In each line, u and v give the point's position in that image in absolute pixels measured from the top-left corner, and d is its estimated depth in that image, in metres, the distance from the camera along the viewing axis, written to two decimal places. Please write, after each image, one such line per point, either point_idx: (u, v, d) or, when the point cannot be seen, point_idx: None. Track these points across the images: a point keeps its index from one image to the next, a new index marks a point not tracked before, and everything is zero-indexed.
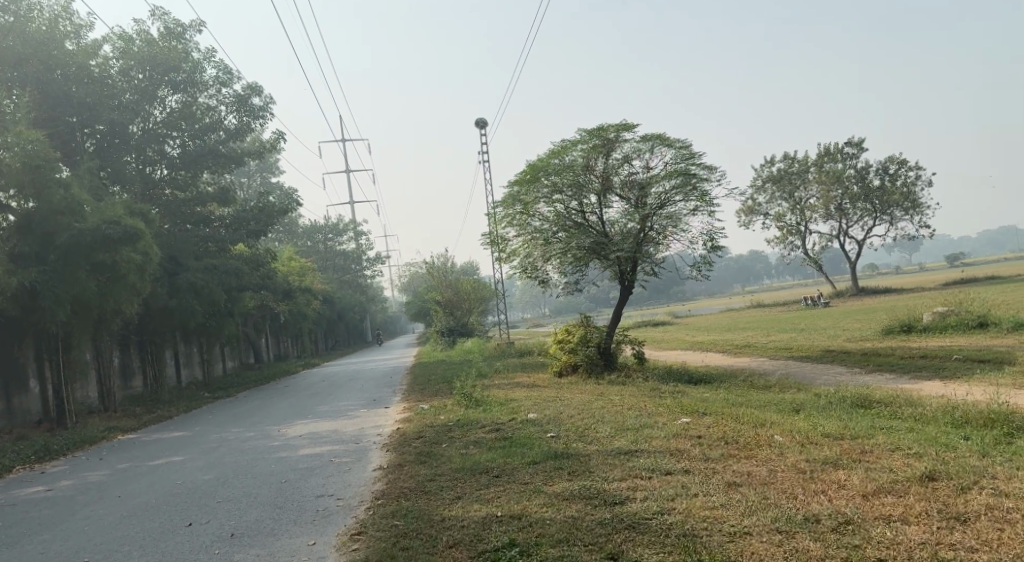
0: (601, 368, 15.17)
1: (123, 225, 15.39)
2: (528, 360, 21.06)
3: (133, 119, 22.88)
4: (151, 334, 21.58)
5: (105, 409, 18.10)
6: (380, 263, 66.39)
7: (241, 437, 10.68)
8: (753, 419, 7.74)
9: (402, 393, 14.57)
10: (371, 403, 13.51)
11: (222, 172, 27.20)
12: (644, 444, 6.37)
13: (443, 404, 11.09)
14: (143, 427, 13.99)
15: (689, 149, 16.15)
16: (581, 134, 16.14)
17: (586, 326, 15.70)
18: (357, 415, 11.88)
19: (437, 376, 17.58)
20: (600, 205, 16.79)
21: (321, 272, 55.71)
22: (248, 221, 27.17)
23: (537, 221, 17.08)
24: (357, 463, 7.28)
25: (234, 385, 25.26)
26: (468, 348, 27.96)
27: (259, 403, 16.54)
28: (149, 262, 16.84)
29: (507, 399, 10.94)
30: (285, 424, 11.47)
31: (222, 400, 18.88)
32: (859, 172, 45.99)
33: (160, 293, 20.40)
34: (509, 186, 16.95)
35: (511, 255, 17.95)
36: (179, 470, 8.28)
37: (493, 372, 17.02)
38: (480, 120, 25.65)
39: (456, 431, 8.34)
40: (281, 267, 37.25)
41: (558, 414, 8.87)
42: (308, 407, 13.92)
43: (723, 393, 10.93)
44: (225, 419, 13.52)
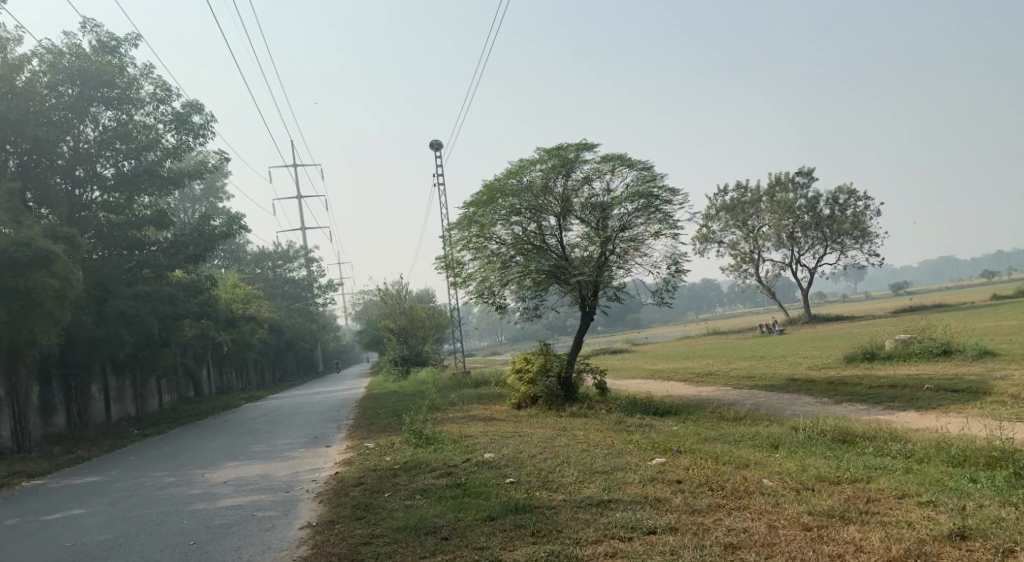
0: (561, 399, 14.31)
1: (35, 247, 14.20)
2: (484, 390, 20.11)
3: (61, 137, 21.41)
4: (75, 367, 19.96)
5: (19, 449, 16.47)
6: (331, 291, 64.68)
7: (159, 483, 9.48)
8: (735, 458, 6.96)
9: (347, 430, 13.47)
10: (312, 442, 12.39)
11: (160, 194, 25.73)
12: (618, 492, 5.53)
13: (390, 443, 10.08)
14: (54, 470, 12.57)
15: (650, 170, 15.59)
16: (539, 154, 15.50)
17: (545, 355, 14.88)
18: (295, 455, 10.76)
19: (386, 409, 16.48)
20: (559, 227, 16.10)
21: (268, 300, 53.85)
22: (187, 246, 25.71)
23: (494, 243, 16.30)
24: (282, 519, 6.24)
25: (169, 420, 23.61)
26: (422, 378, 26.84)
27: (190, 441, 15.19)
28: (70, 288, 15.48)
29: (460, 436, 9.98)
30: (212, 467, 10.30)
31: (151, 438, 17.40)
32: (810, 202, 46.59)
33: (86, 322, 18.88)
34: (465, 207, 16.16)
35: (466, 279, 17.08)
36: (76, 526, 7.11)
37: (447, 405, 16.01)
38: (433, 142, 24.89)
39: (400, 476, 7.36)
40: (225, 294, 35.64)
41: (518, 454, 7.97)
42: (242, 447, 12.69)
43: (694, 428, 10.17)
44: (148, 461, 12.21)
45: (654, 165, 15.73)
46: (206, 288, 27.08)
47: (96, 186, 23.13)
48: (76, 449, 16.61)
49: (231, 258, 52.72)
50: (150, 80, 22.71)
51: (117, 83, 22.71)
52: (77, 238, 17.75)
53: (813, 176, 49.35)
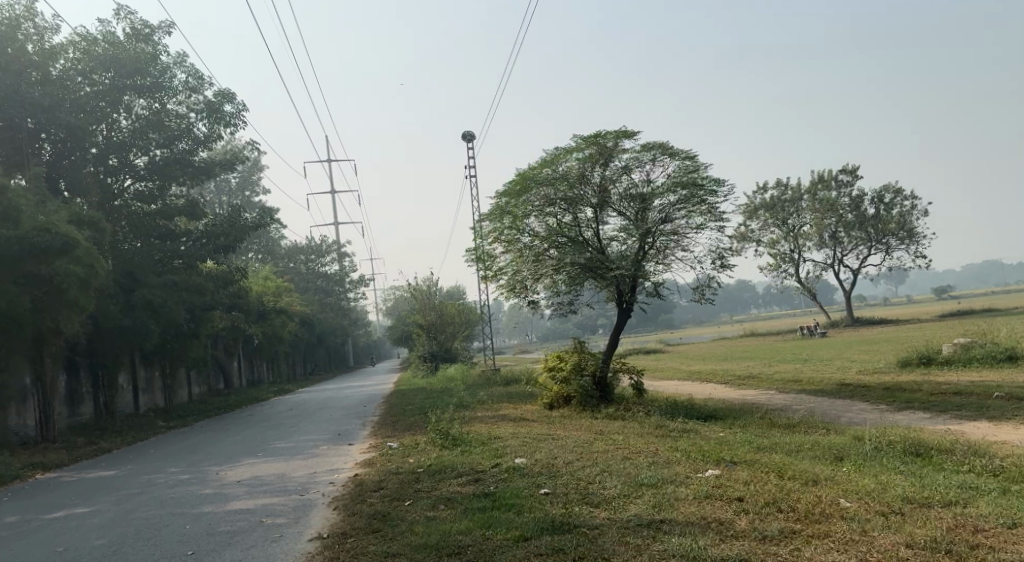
0: (596, 400, 13.52)
1: (55, 234, 13.43)
2: (514, 388, 19.43)
3: (93, 124, 21.21)
4: (103, 356, 19.73)
5: (43, 439, 16.19)
6: (363, 286, 64.51)
7: (171, 480, 8.94)
8: (798, 472, 6.16)
9: (372, 427, 12.86)
10: (335, 439, 11.82)
11: (192, 184, 25.55)
12: (673, 509, 4.82)
13: (415, 443, 9.44)
14: (71, 462, 12.15)
15: (694, 159, 14.74)
16: (576, 141, 14.74)
17: (580, 353, 14.15)
18: (316, 453, 10.18)
19: (413, 406, 15.86)
20: (596, 220, 15.36)
21: (300, 294, 53.76)
22: (218, 237, 25.46)
23: (527, 235, 15.59)
24: (292, 528, 5.60)
25: (197, 412, 23.35)
26: (451, 374, 26.29)
27: (213, 435, 14.76)
28: (93, 276, 15.06)
29: (489, 438, 9.28)
30: (228, 463, 9.73)
31: (174, 431, 17.04)
32: (854, 201, 45.04)
33: (113, 311, 18.62)
34: (497, 197, 15.49)
35: (498, 273, 16.40)
36: (73, 527, 6.56)
37: (476, 403, 15.33)
38: (466, 133, 24.30)
39: (423, 482, 6.67)
40: (256, 286, 35.42)
41: (552, 460, 7.27)
42: (262, 442, 12.15)
43: (743, 436, 9.32)
44: (165, 455, 11.73)
45: (698, 155, 14.90)
46: (236, 279, 26.79)
47: (128, 175, 22.95)
48: (100, 440, 16.29)
49: (264, 251, 52.72)
50: (183, 67, 22.45)
51: (150, 70, 22.50)
52: (105, 226, 17.47)
53: (857, 174, 47.69)
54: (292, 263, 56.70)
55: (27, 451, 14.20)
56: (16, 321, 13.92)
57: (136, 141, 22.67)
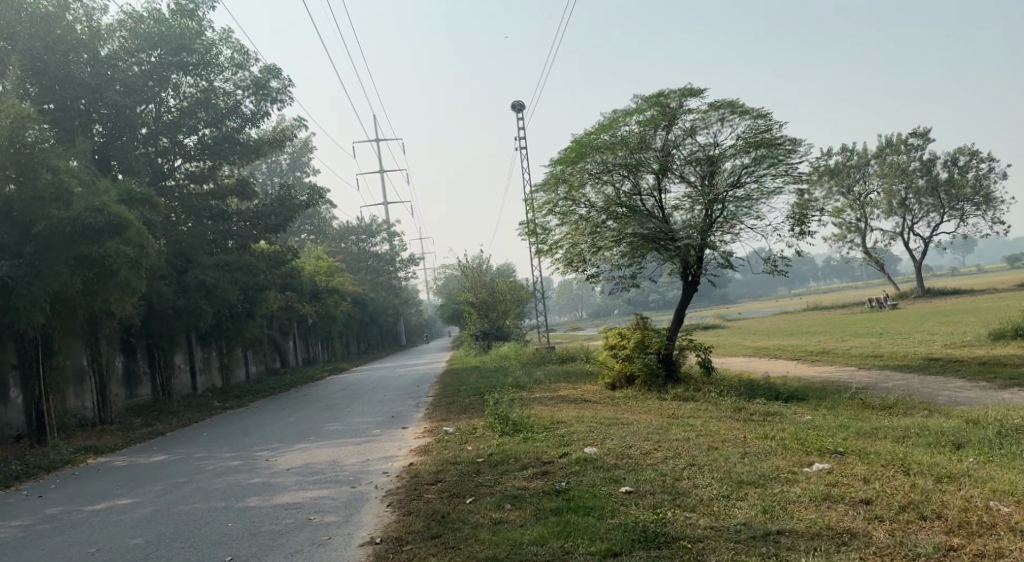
0: (663, 379, 12.68)
1: (108, 214, 13.07)
2: (571, 367, 18.72)
3: (142, 104, 21.11)
4: (158, 338, 19.70)
5: (100, 421, 16.16)
6: (414, 265, 64.49)
7: (218, 467, 8.47)
8: (925, 467, 5.34)
9: (427, 409, 12.30)
10: (388, 421, 11.30)
11: (242, 164, 25.39)
12: (790, 517, 4.12)
13: (474, 427, 8.82)
14: (124, 446, 11.91)
15: (766, 118, 13.69)
16: (637, 103, 13.81)
17: (644, 329, 13.32)
18: (369, 438, 9.64)
19: (469, 387, 15.28)
20: (658, 188, 14.41)
21: (352, 273, 53.94)
22: (269, 216, 25.29)
23: (584, 205, 14.71)
24: (342, 529, 4.98)
25: (252, 392, 23.31)
26: (506, 352, 25.77)
27: (265, 417, 14.44)
28: (145, 256, 14.78)
29: (554, 423, 8.57)
30: (278, 449, 9.25)
31: (229, 412, 16.85)
32: (926, 164, 42.59)
33: (166, 292, 18.51)
34: (552, 165, 14.63)
35: (553, 246, 15.60)
36: (110, 523, 6.08)
37: (533, 383, 14.64)
38: (517, 103, 23.47)
39: (485, 475, 6.00)
40: (309, 266, 35.40)
41: (627, 449, 6.54)
42: (314, 425, 11.68)
43: (837, 421, 8.42)
44: (216, 439, 11.35)
45: (771, 113, 13.86)
46: (288, 259, 26.61)
47: (178, 156, 22.89)
48: (156, 422, 16.18)
49: (316, 232, 52.98)
50: (229, 43, 22.10)
51: (196, 48, 22.23)
52: (157, 206, 17.28)
53: (928, 137, 45.14)
54: (344, 244, 56.93)
55: (83, 434, 14.09)
56: (68, 303, 13.70)
57: (186, 121, 22.50)
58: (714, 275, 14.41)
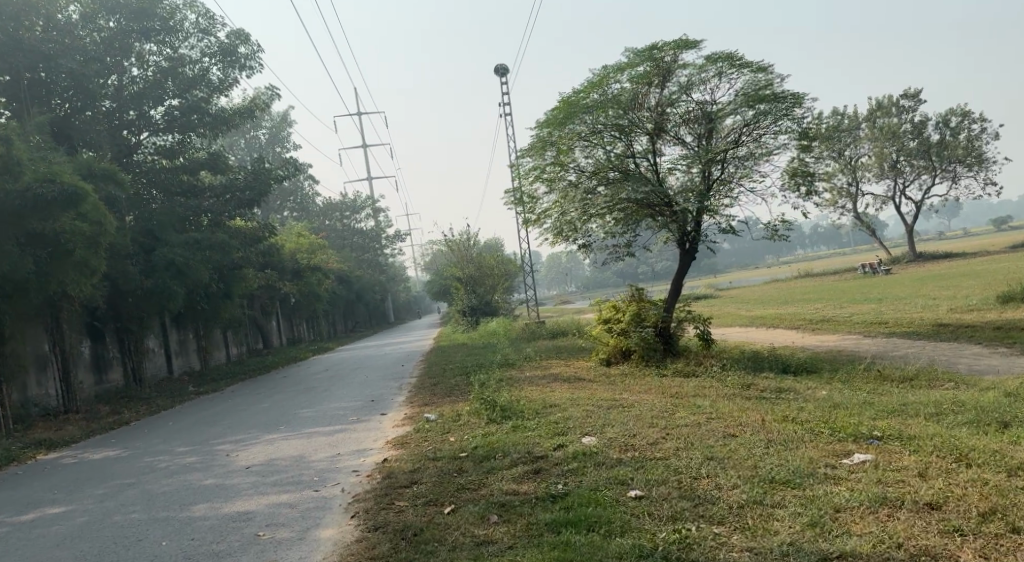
0: (661, 353, 11.88)
1: (60, 185, 12.04)
2: (562, 342, 17.92)
3: (104, 75, 19.89)
4: (127, 321, 18.71)
5: (65, 411, 15.23)
6: (399, 241, 63.37)
7: (172, 464, 7.58)
8: (984, 454, 4.55)
9: (409, 392, 11.45)
10: (367, 406, 10.46)
11: (213, 136, 24.21)
12: (845, 531, 3.32)
13: (458, 414, 7.98)
14: (81, 439, 10.99)
15: (766, 72, 12.79)
16: (628, 58, 12.85)
17: (639, 301, 12.51)
18: (344, 426, 8.79)
19: (456, 365, 14.46)
20: (653, 150, 13.50)
21: (336, 250, 52.81)
22: (243, 190, 24.18)
23: (574, 170, 13.79)
24: (294, 552, 4.14)
25: (231, 375, 22.40)
26: (494, 327, 24.95)
27: (239, 403, 13.57)
28: (106, 232, 13.72)
29: (547, 407, 7.72)
30: (243, 441, 8.39)
31: (202, 398, 15.96)
32: (917, 126, 41.83)
33: (132, 272, 17.50)
34: (538, 128, 13.68)
35: (542, 216, 14.70)
36: (32, 541, 5.21)
37: (523, 361, 13.83)
38: (500, 66, 22.37)
39: (469, 475, 5.15)
40: (289, 243, 34.30)
41: (632, 437, 5.72)
42: (287, 412, 10.81)
43: (859, 398, 7.62)
44: (180, 430, 10.46)
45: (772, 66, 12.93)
46: (266, 236, 25.54)
47: (145, 129, 21.69)
48: (125, 410, 15.26)
49: (298, 208, 51.69)
50: (193, 7, 20.83)
51: (158, 12, 20.94)
52: (118, 180, 16.20)
53: (919, 98, 44.29)
54: (327, 221, 55.69)
55: (42, 425, 13.18)
56: (20, 285, 12.68)
57: (153, 93, 21.36)
58: (712, 242, 13.54)
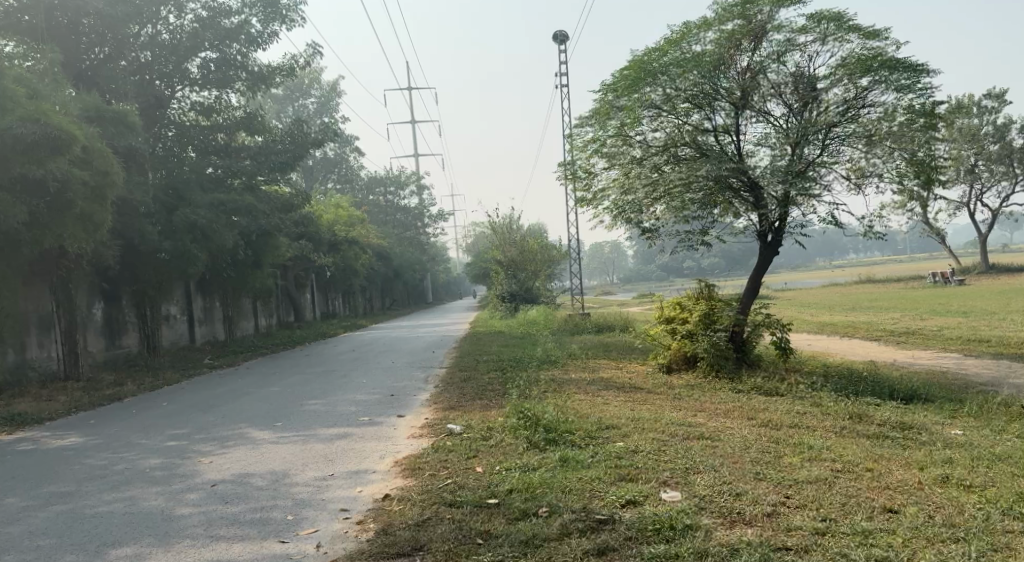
0: (733, 364, 10.00)
1: (45, 124, 10.37)
2: (610, 339, 16.13)
3: (139, 24, 18.70)
4: (144, 284, 17.54)
5: (66, 377, 14.07)
6: (441, 221, 61.98)
7: (129, 469, 6.08)
8: None
9: (432, 389, 9.83)
10: (384, 403, 8.89)
11: (253, 94, 22.86)
12: None
13: (490, 429, 6.32)
14: (60, 417, 9.63)
15: (882, 37, 10.77)
16: (717, 11, 10.98)
17: (710, 300, 10.68)
18: (350, 429, 7.23)
19: (491, 359, 12.83)
20: (737, 124, 11.55)
21: (376, 226, 51.64)
22: (280, 153, 22.68)
23: (639, 142, 11.99)
24: None
25: (253, 348, 21.10)
26: (534, 316, 23.25)
27: (248, 384, 12.16)
28: (115, 185, 12.49)
29: (602, 432, 5.98)
30: (226, 443, 6.89)
31: (214, 374, 14.68)
32: (1000, 129, 38.67)
33: (150, 232, 16.26)
34: (603, 90, 11.88)
35: (599, 194, 12.91)
36: None
37: (566, 359, 12.07)
38: (558, 34, 20.56)
39: (499, 546, 3.51)
40: (327, 215, 33.10)
41: (738, 499, 4.00)
42: (291, 402, 9.28)
43: (1018, 448, 5.72)
44: (168, 416, 9.01)
45: (887, 30, 10.90)
46: (301, 204, 24.22)
47: (181, 83, 20.51)
48: (128, 381, 13.99)
49: (340, 181, 50.61)
50: None
51: None
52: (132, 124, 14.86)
53: (1004, 99, 40.98)
54: (370, 196, 54.57)
55: (31, 395, 11.97)
56: (16, 237, 11.46)
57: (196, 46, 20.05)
58: (798, 236, 11.58)
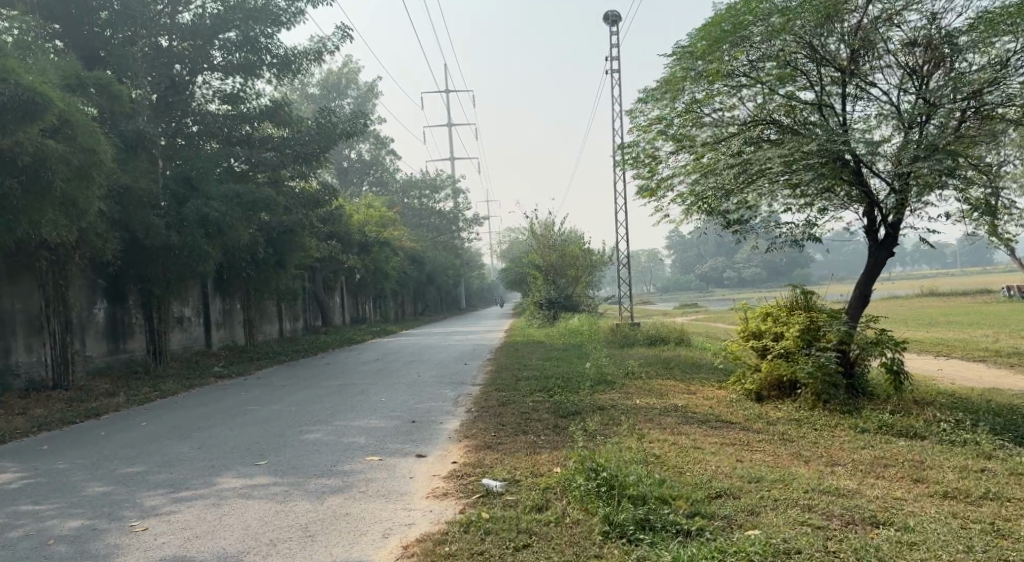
0: (845, 394, 7.90)
1: (13, 89, 8.66)
2: (668, 354, 13.99)
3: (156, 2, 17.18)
4: (152, 282, 15.96)
5: (54, 385, 12.52)
6: (477, 225, 60.27)
7: (26, 541, 4.27)
8: None
9: (463, 416, 7.86)
10: (402, 435, 6.94)
11: (279, 82, 21.21)
12: None
13: (551, 492, 4.39)
14: (13, 439, 7.93)
15: None
16: None
17: (811, 311, 8.58)
18: (351, 477, 5.30)
19: (533, 375, 10.83)
20: (844, 97, 9.49)
21: (410, 229, 50.19)
22: (307, 144, 20.97)
23: (716, 121, 10.15)
24: None
25: (272, 354, 19.44)
26: (577, 326, 21.17)
27: (249, 400, 10.35)
28: (106, 167, 10.81)
29: (717, 505, 4.04)
30: (181, 495, 5.04)
31: (217, 384, 12.95)
32: None
33: (156, 224, 14.64)
34: (681, 55, 10.01)
35: (665, 182, 10.87)
36: None
37: (625, 379, 9.99)
38: (610, 15, 18.62)
39: None
40: (358, 214, 31.53)
41: None
42: (289, 430, 7.41)
43: None
44: (135, 444, 7.23)
45: None
46: (328, 200, 22.51)
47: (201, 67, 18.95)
48: (123, 390, 12.36)
49: (376, 183, 49.27)
50: None
51: None
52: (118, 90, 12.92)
53: None
54: (405, 199, 53.12)
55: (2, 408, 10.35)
56: None
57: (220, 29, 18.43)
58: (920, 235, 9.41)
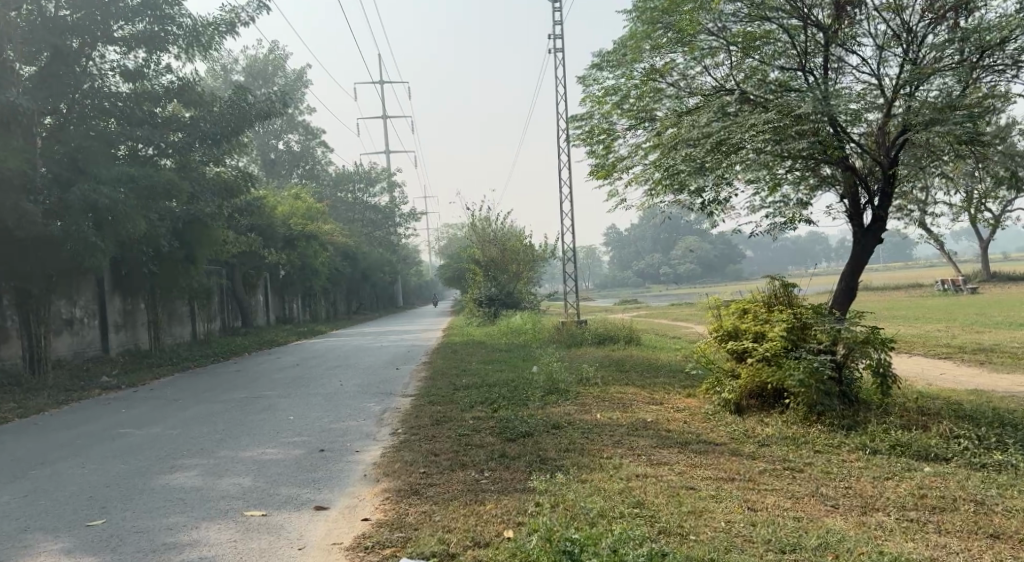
0: (841, 405, 6.71)
1: None
2: (623, 355, 12.68)
3: None
4: (28, 280, 13.78)
5: None
6: (414, 221, 58.34)
7: None
8: None
9: (386, 441, 6.28)
10: (304, 472, 5.33)
11: (190, 57, 18.97)
12: None
13: None
14: None
15: None
16: None
17: (793, 308, 7.38)
18: (211, 552, 3.69)
19: (472, 383, 9.30)
20: (826, 63, 8.33)
21: (342, 224, 47.97)
22: (222, 126, 18.82)
23: (680, 92, 8.86)
24: None
25: (178, 359, 17.35)
26: (519, 325, 19.72)
27: (128, 420, 8.51)
28: None
29: None
30: None
31: (99, 398, 10.99)
32: None
33: (31, 213, 12.47)
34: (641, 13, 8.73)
35: (622, 160, 9.52)
36: None
37: (579, 388, 8.60)
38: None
39: None
40: (284, 206, 29.35)
41: None
42: (155, 467, 5.70)
43: None
44: None
45: None
46: (246, 189, 20.42)
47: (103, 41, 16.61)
48: None
49: (306, 175, 46.91)
50: None
51: None
52: None
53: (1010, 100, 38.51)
54: (338, 193, 50.83)
55: None
56: None
57: None
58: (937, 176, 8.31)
